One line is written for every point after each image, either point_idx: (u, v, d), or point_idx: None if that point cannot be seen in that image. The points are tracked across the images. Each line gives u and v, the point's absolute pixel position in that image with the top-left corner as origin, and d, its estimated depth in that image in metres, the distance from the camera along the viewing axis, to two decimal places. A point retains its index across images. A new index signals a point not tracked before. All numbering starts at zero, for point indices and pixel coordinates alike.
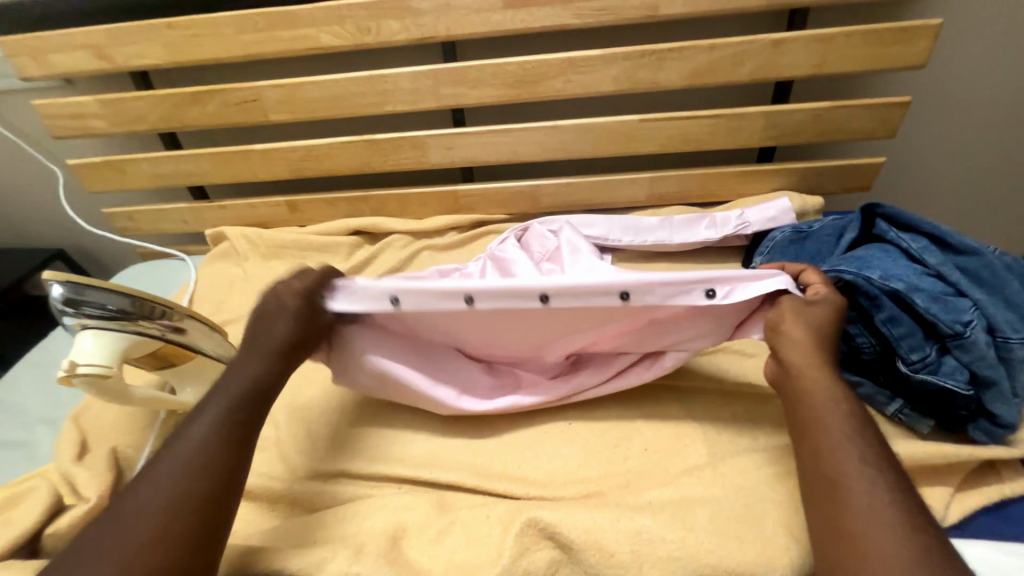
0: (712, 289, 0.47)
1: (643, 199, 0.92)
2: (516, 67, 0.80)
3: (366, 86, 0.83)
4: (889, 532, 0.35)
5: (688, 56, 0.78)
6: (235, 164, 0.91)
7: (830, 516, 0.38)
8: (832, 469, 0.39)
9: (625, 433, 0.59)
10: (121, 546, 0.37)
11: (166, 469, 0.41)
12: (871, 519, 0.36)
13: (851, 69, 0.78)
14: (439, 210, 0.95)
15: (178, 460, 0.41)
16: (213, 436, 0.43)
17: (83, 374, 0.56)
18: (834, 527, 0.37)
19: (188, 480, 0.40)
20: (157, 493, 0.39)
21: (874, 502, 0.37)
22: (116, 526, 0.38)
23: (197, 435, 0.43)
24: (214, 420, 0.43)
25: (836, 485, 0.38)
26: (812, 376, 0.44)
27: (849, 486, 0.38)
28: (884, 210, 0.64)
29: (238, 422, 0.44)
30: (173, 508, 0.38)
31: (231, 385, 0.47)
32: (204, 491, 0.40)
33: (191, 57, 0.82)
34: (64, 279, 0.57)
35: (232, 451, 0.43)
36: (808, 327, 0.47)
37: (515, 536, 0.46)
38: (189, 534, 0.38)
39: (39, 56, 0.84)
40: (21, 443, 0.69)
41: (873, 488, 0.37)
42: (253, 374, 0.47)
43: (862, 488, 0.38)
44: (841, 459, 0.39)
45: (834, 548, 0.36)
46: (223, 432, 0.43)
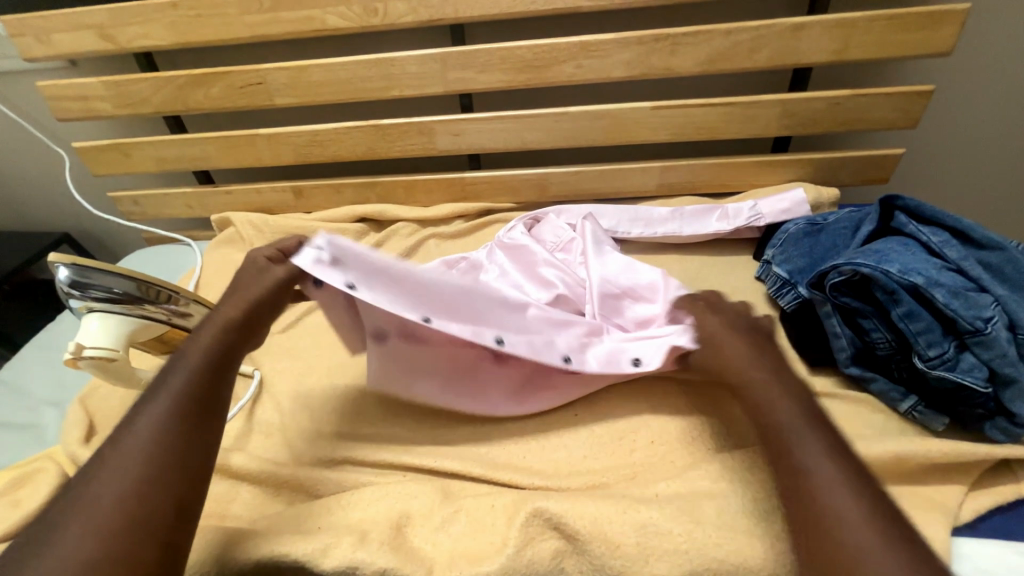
0: (636, 358, 0.58)
1: (653, 189, 0.90)
2: (526, 51, 0.78)
3: (372, 70, 0.81)
4: (853, 507, 0.36)
5: (704, 40, 0.76)
6: (240, 149, 0.90)
7: (798, 501, 0.38)
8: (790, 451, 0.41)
9: (631, 425, 0.58)
10: (73, 539, 0.34)
11: (115, 459, 0.39)
12: (833, 495, 0.37)
13: (871, 56, 0.76)
14: (446, 197, 0.94)
15: (127, 448, 0.39)
16: (165, 416, 0.42)
17: (90, 357, 0.56)
18: (801, 511, 0.38)
19: (144, 465, 0.38)
20: (108, 481, 0.37)
21: (829, 475, 0.38)
22: (65, 525, 0.35)
23: (144, 422, 0.41)
24: (161, 404, 0.42)
25: (795, 470, 0.40)
26: (748, 370, 0.49)
27: (806, 464, 0.40)
28: (904, 203, 0.63)
29: (189, 403, 0.43)
30: (129, 494, 0.37)
31: (176, 369, 0.46)
32: (160, 472, 0.39)
33: (195, 38, 0.81)
34: (71, 262, 0.57)
35: (187, 427, 0.42)
36: (720, 332, 0.53)
37: (520, 525, 0.46)
38: (150, 514, 0.36)
39: (43, 36, 0.83)
40: (29, 424, 0.69)
41: (829, 463, 0.39)
42: (197, 357, 0.47)
43: (816, 463, 0.39)
44: (796, 439, 0.42)
45: (811, 534, 0.36)
46: (173, 415, 0.42)
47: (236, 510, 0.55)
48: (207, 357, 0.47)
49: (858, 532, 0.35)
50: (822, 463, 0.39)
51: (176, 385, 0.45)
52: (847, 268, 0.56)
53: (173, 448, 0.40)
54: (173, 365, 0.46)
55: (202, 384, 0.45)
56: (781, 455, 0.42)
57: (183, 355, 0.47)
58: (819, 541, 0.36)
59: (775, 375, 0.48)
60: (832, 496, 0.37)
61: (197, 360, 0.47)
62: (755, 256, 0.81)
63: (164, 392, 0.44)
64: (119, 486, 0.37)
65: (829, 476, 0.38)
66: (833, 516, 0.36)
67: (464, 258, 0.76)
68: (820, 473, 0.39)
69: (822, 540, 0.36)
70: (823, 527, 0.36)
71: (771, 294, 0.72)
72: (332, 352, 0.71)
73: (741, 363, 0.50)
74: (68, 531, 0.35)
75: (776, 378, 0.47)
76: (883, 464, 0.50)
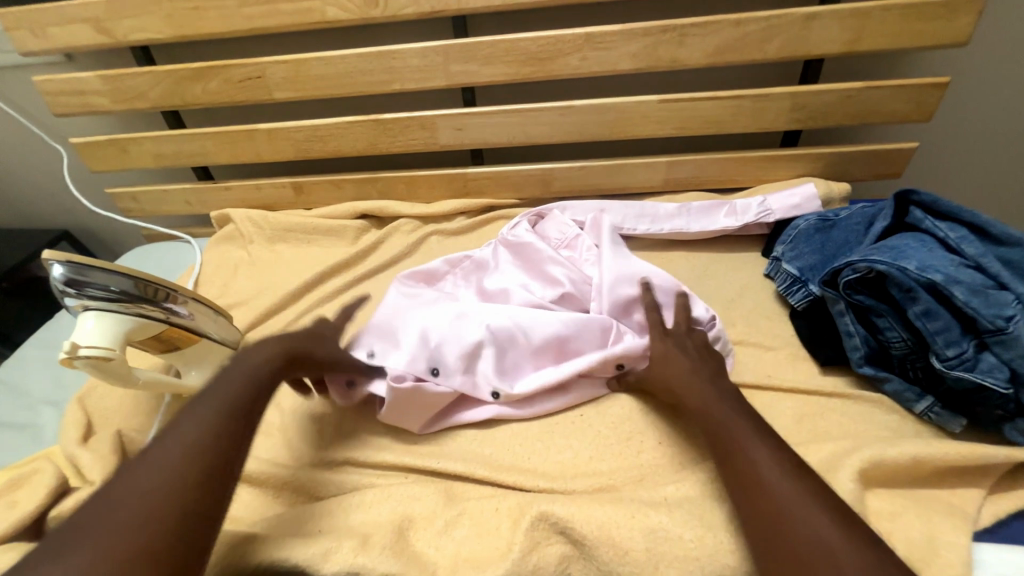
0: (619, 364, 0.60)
1: (659, 185, 0.88)
2: (529, 43, 0.76)
3: (373, 63, 0.79)
4: (807, 505, 0.38)
5: (712, 31, 0.74)
6: (239, 144, 0.89)
7: (753, 505, 0.40)
8: (739, 457, 0.43)
9: (638, 425, 0.57)
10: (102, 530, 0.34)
11: (155, 456, 0.40)
12: (786, 493, 0.39)
13: (885, 47, 0.73)
14: (448, 193, 0.93)
15: (173, 444, 0.41)
16: (215, 420, 0.43)
17: (86, 357, 0.54)
18: (756, 515, 0.39)
19: (182, 463, 0.39)
20: (151, 476, 0.38)
21: (777, 475, 0.40)
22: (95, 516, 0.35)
23: (193, 424, 0.43)
24: (213, 408, 0.44)
25: (746, 474, 0.42)
26: (691, 382, 0.51)
27: (755, 465, 0.42)
28: (920, 198, 0.61)
29: (234, 412, 0.45)
30: (162, 492, 0.37)
31: (227, 382, 0.48)
32: (196, 471, 0.39)
33: (193, 31, 0.79)
34: (65, 259, 0.56)
35: (235, 433, 0.43)
36: (664, 347, 0.56)
37: (525, 530, 0.45)
38: (178, 513, 0.36)
39: (39, 29, 0.81)
40: (27, 424, 0.69)
41: (773, 461, 0.41)
42: (249, 369, 0.49)
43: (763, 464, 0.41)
44: (744, 443, 0.44)
45: (773, 535, 0.37)
46: (222, 419, 0.44)
47: (236, 512, 0.54)
48: (257, 371, 0.49)
49: (816, 526, 0.36)
50: (766, 463, 0.41)
51: (225, 393, 0.46)
52: (861, 265, 0.55)
53: (211, 451, 0.41)
54: (226, 376, 0.49)
55: (249, 394, 0.47)
56: (732, 462, 0.43)
57: (235, 367, 0.50)
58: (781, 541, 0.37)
59: (715, 384, 0.51)
60: (787, 494, 0.39)
61: (249, 372, 0.49)
62: (763, 253, 0.79)
63: (214, 398, 0.45)
64: (161, 482, 0.38)
65: (777, 475, 0.40)
66: (790, 515, 0.37)
67: (467, 256, 0.74)
68: (769, 474, 0.40)
69: (780, 541, 0.37)
70: (781, 526, 0.37)
71: (781, 291, 0.70)
72: None
73: (684, 376, 0.52)
74: (108, 522, 0.35)
75: (716, 388, 0.50)
76: (900, 466, 0.48)
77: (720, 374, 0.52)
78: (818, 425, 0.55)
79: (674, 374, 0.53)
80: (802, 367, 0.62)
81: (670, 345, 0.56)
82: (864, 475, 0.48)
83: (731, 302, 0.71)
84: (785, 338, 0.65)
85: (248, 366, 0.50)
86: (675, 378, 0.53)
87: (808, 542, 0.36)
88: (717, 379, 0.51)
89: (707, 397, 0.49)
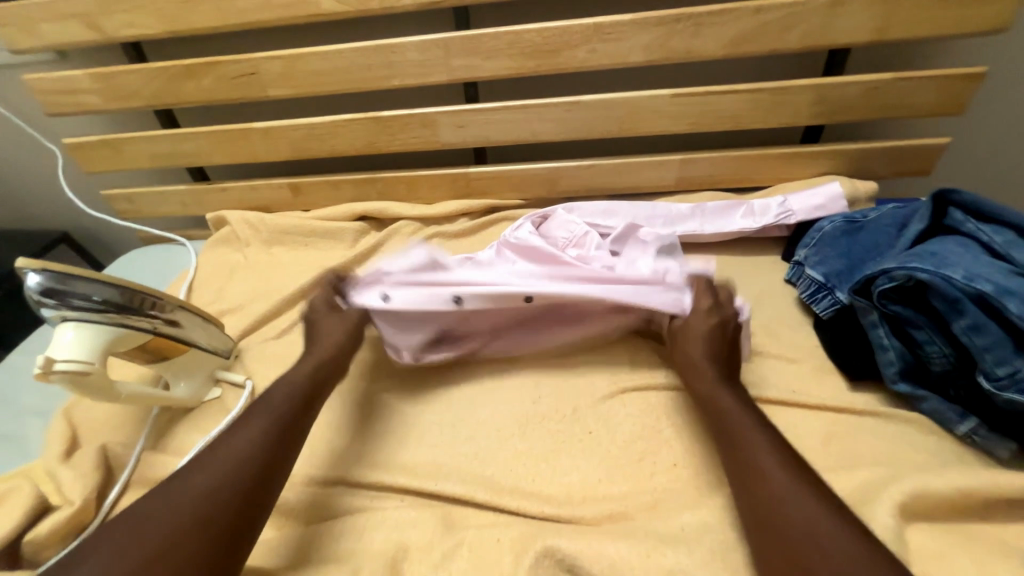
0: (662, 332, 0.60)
1: (672, 183, 0.83)
2: (535, 35, 0.72)
3: (370, 57, 0.76)
4: (805, 500, 0.38)
5: (731, 19, 0.69)
6: (233, 143, 0.86)
7: (750, 497, 0.41)
8: (745, 448, 0.44)
9: (651, 445, 0.53)
10: (155, 526, 0.38)
11: (209, 461, 0.44)
12: (793, 492, 0.39)
13: (919, 34, 0.68)
14: (450, 194, 0.89)
15: (226, 448, 0.45)
16: (262, 432, 0.47)
17: (62, 371, 0.51)
18: (753, 504, 0.40)
19: (228, 478, 0.43)
20: (202, 478, 0.42)
21: (778, 468, 0.41)
22: (151, 512, 0.39)
23: (245, 432, 0.47)
24: (264, 419, 0.48)
25: (749, 465, 0.42)
26: (703, 371, 0.52)
27: (757, 457, 0.42)
28: (962, 197, 0.56)
29: (280, 427, 0.48)
30: (209, 500, 0.41)
31: (277, 393, 0.52)
32: (241, 484, 0.43)
33: (183, 26, 0.76)
34: (42, 268, 0.52)
35: (274, 448, 0.46)
36: (690, 334, 0.55)
37: (529, 567, 0.42)
38: (210, 521, 0.40)
39: (27, 25, 0.79)
40: (12, 435, 0.66)
41: (778, 459, 0.42)
42: (297, 381, 0.53)
43: (767, 459, 0.42)
44: (751, 438, 0.44)
45: (766, 523, 0.38)
46: (267, 431, 0.48)
47: None
48: (304, 385, 0.53)
49: (812, 520, 0.37)
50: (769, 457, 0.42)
51: (276, 403, 0.51)
52: (899, 274, 0.50)
53: (257, 464, 0.45)
54: (277, 387, 0.53)
55: (295, 408, 0.51)
56: (735, 454, 0.44)
57: (290, 375, 0.54)
58: (774, 532, 0.38)
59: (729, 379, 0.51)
60: (786, 488, 0.39)
61: (298, 385, 0.53)
62: (783, 256, 0.74)
63: (266, 408, 0.50)
64: (207, 486, 0.42)
65: (779, 469, 0.41)
66: (789, 508, 0.38)
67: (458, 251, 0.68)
68: (779, 475, 0.40)
69: (772, 531, 0.38)
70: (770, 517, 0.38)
71: (804, 299, 0.65)
72: None
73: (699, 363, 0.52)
74: (159, 516, 0.39)
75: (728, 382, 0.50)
76: (942, 499, 0.44)
77: (733, 370, 0.52)
78: (848, 448, 0.51)
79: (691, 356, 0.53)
80: (829, 382, 0.57)
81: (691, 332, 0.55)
82: (901, 507, 0.43)
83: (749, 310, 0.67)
84: (809, 349, 0.61)
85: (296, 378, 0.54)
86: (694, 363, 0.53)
87: (799, 534, 0.37)
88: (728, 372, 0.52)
89: (720, 388, 0.50)
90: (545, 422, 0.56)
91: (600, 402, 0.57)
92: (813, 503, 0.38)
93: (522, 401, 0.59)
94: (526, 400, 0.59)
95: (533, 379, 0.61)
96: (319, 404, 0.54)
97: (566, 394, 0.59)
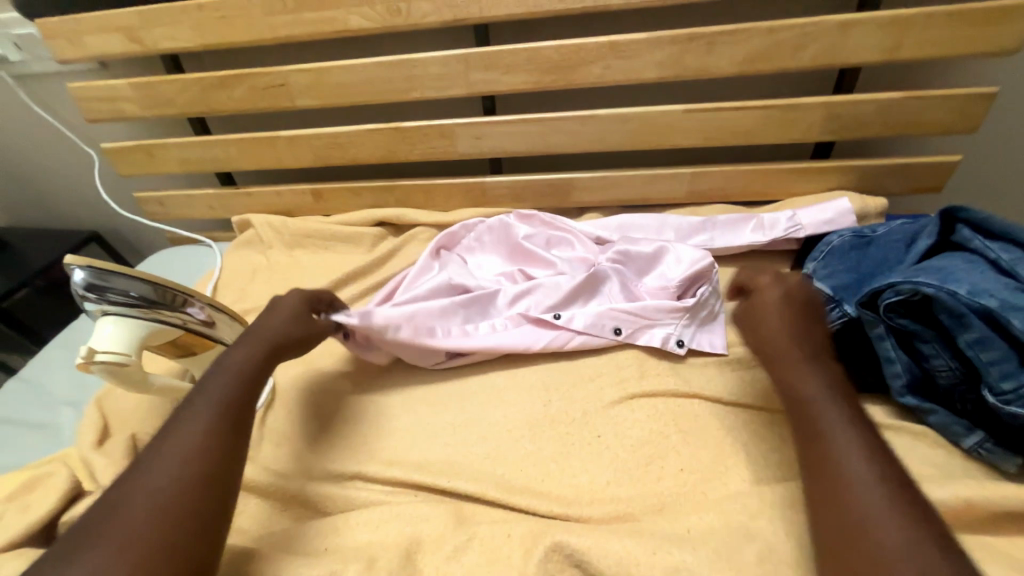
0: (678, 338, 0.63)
1: (682, 196, 0.85)
2: (551, 51, 0.75)
3: (394, 71, 0.79)
4: (886, 504, 0.37)
5: (743, 39, 0.71)
6: (260, 151, 0.90)
7: (828, 494, 0.39)
8: (826, 442, 0.42)
9: (659, 450, 0.54)
10: (121, 533, 0.36)
11: (160, 459, 0.40)
12: (877, 503, 0.37)
13: (928, 54, 0.69)
14: (465, 202, 0.91)
15: (171, 446, 0.41)
16: (208, 422, 0.43)
17: (101, 362, 0.55)
18: (828, 499, 0.39)
19: (182, 476, 0.39)
20: (154, 480, 0.39)
21: (861, 467, 0.39)
22: (110, 520, 0.36)
23: (189, 424, 0.43)
24: (207, 408, 0.44)
25: (834, 470, 0.40)
26: (784, 352, 0.49)
27: (837, 452, 0.41)
28: (968, 215, 0.57)
29: (230, 409, 0.45)
30: (179, 493, 0.38)
31: (215, 379, 0.48)
32: (202, 473, 0.40)
33: (218, 40, 0.80)
34: (86, 265, 0.56)
35: (226, 435, 0.43)
36: (764, 313, 0.53)
37: (539, 561, 0.43)
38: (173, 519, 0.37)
39: (74, 39, 0.84)
40: (45, 424, 0.69)
41: (862, 455, 0.40)
42: (235, 366, 0.49)
43: (848, 455, 0.40)
44: (834, 431, 0.42)
45: (843, 523, 0.38)
46: (214, 418, 0.44)
47: (242, 524, 0.53)
48: (246, 366, 0.50)
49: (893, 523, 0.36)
50: (854, 458, 0.40)
51: (218, 388, 0.47)
52: (906, 287, 0.51)
53: (211, 450, 0.42)
54: (216, 370, 0.49)
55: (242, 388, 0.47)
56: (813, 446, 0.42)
57: (227, 361, 0.50)
58: (853, 531, 0.37)
59: (812, 361, 0.48)
60: (869, 492, 0.38)
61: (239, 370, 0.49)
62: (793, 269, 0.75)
63: (208, 396, 0.46)
64: (160, 487, 0.38)
65: (864, 470, 0.39)
66: (868, 512, 0.37)
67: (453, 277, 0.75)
68: (867, 485, 0.38)
69: (853, 531, 0.37)
70: (847, 513, 0.38)
71: None
72: (345, 359, 0.69)
73: (779, 341, 0.50)
74: (113, 527, 0.36)
75: (812, 365, 0.47)
76: (947, 509, 0.44)
77: (819, 349, 0.49)
78: None
79: (766, 332, 0.52)
80: None
81: (767, 308, 0.53)
82: None
83: None
84: None
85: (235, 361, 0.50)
86: (771, 343, 0.51)
87: (880, 536, 0.36)
88: (812, 348, 0.49)
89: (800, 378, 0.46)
90: (556, 425, 0.58)
91: (609, 407, 0.59)
92: (895, 506, 0.37)
93: (535, 402, 0.61)
94: (538, 401, 0.61)
95: (544, 383, 0.63)
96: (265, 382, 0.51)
97: (577, 399, 0.60)
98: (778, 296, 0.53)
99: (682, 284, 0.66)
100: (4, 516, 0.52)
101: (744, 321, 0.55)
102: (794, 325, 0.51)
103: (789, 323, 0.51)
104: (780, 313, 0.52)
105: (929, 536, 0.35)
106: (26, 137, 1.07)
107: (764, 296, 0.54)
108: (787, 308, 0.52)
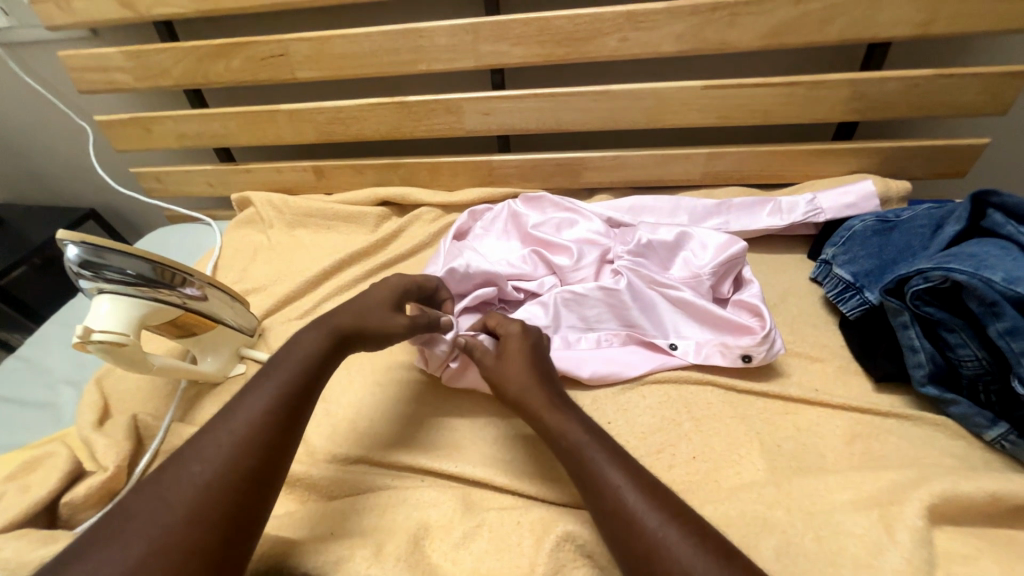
0: (747, 355, 0.58)
1: (697, 177, 0.82)
2: (565, 22, 0.71)
3: (399, 41, 0.75)
4: (675, 532, 0.36)
5: (768, 10, 0.67)
6: (260, 125, 0.86)
7: (627, 540, 0.37)
8: (601, 487, 0.40)
9: (670, 437, 0.53)
10: (163, 522, 0.34)
11: (215, 444, 0.39)
12: (664, 537, 0.36)
13: (964, 30, 0.66)
14: (472, 181, 0.88)
15: (225, 431, 0.40)
16: (263, 411, 0.42)
17: (99, 342, 0.52)
18: (628, 550, 0.37)
19: (226, 469, 0.38)
20: (203, 467, 0.38)
21: (632, 494, 0.39)
22: (159, 502, 0.36)
23: (246, 410, 0.42)
24: (265, 393, 0.43)
25: (621, 514, 0.38)
26: (546, 400, 0.47)
27: (604, 473, 0.41)
28: (1001, 199, 0.54)
29: (290, 397, 0.44)
30: (218, 490, 0.37)
31: (281, 364, 0.46)
32: (239, 472, 0.38)
33: (213, 6, 0.76)
34: (80, 240, 0.53)
35: (279, 427, 0.42)
36: (514, 358, 0.50)
37: (550, 551, 0.42)
38: (213, 514, 0.35)
39: (63, 4, 0.80)
40: (46, 403, 0.68)
41: (620, 470, 0.41)
42: (303, 353, 0.47)
43: (613, 474, 0.41)
44: (604, 472, 0.41)
45: (636, 556, 0.36)
46: (272, 407, 0.42)
47: None
48: (312, 353, 0.48)
49: (665, 528, 0.36)
50: (624, 487, 0.39)
51: (281, 376, 0.45)
52: (936, 275, 0.49)
53: (257, 445, 0.40)
54: (284, 355, 0.48)
55: (300, 382, 0.45)
56: (598, 499, 0.40)
57: (293, 348, 0.48)
58: (648, 561, 0.35)
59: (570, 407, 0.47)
60: (655, 525, 0.37)
61: (303, 357, 0.47)
62: (809, 256, 0.73)
63: (267, 382, 0.44)
64: (207, 476, 0.37)
65: (646, 506, 0.38)
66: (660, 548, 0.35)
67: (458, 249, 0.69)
68: (649, 523, 0.37)
69: (646, 562, 0.35)
70: (654, 560, 0.35)
71: (831, 298, 0.64)
72: None
73: (538, 395, 0.48)
74: (157, 512, 0.35)
75: (569, 411, 0.47)
76: (971, 503, 0.43)
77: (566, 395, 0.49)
78: (872, 448, 0.51)
79: (511, 386, 0.49)
80: (854, 383, 0.57)
81: (516, 363, 0.50)
82: (931, 510, 0.43)
83: (772, 308, 0.66)
84: (833, 349, 0.60)
85: (302, 348, 0.48)
86: (524, 393, 0.48)
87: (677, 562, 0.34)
88: (557, 389, 0.49)
89: (565, 425, 0.45)
90: None
91: (622, 396, 0.58)
92: (661, 513, 0.37)
93: None
94: None
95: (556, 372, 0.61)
96: (329, 375, 0.49)
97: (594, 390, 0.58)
98: (524, 343, 0.52)
99: (716, 271, 0.63)
100: (3, 497, 0.50)
101: (499, 369, 0.51)
102: (537, 367, 0.50)
103: (537, 363, 0.50)
104: (523, 364, 0.50)
105: (684, 523, 0.37)
106: (18, 108, 1.04)
107: (513, 344, 0.52)
108: (529, 353, 0.51)
